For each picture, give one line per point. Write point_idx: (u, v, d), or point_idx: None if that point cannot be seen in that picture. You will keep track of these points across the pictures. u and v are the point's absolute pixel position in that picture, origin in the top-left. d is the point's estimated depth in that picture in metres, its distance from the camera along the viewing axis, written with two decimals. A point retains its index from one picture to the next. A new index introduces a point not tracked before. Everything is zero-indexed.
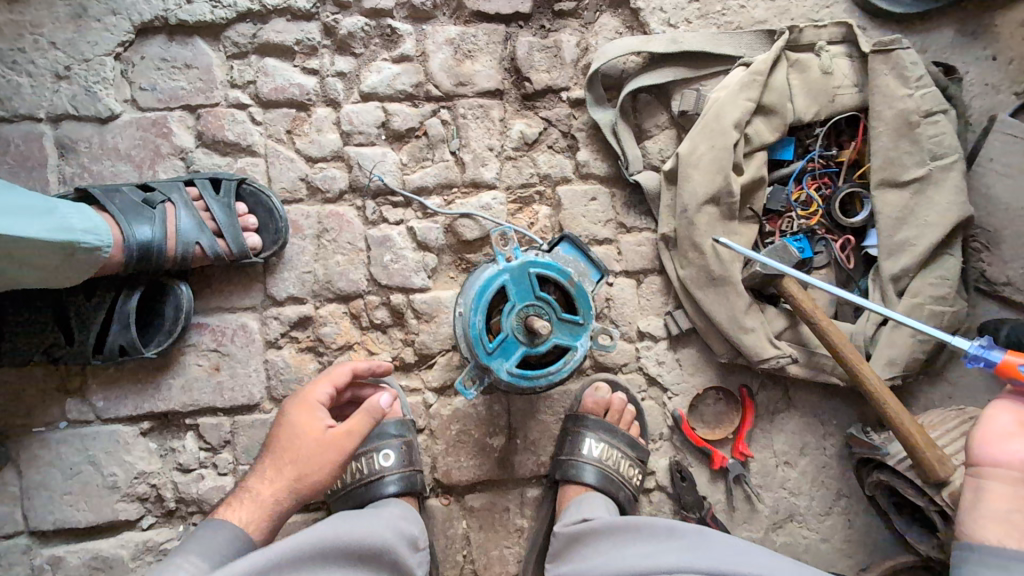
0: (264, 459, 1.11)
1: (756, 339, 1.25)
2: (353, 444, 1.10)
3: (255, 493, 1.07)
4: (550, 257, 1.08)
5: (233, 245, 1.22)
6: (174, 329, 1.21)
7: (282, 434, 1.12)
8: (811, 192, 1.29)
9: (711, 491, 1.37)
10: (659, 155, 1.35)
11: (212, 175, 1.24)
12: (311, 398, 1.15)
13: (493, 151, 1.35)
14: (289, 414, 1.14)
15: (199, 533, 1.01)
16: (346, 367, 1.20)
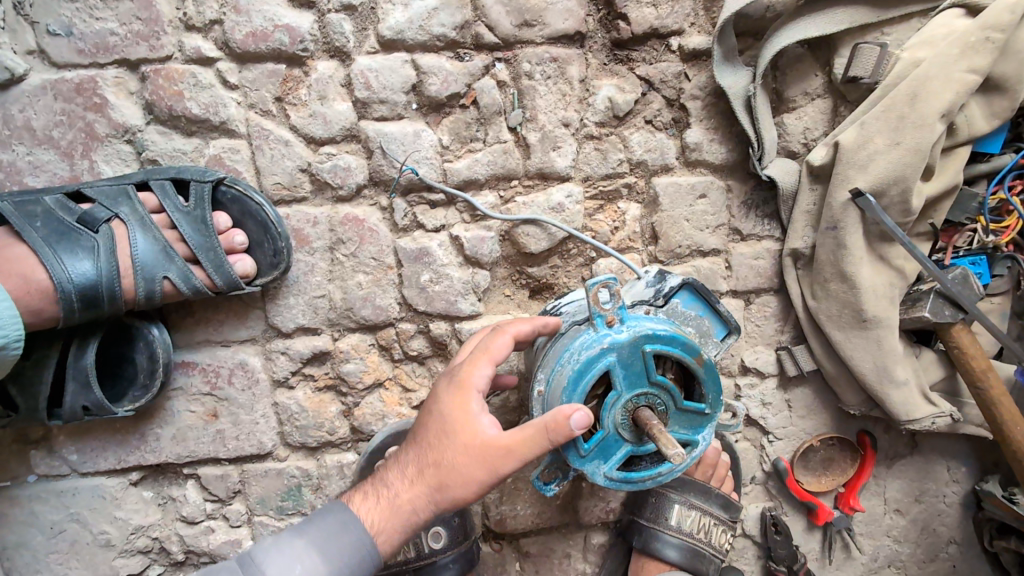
0: (409, 443, 0.81)
1: (905, 396, 0.94)
2: (511, 467, 0.73)
3: (392, 492, 0.78)
4: (670, 324, 0.78)
5: (215, 274, 0.88)
6: (152, 382, 0.92)
7: (429, 419, 0.79)
8: (1014, 198, 0.92)
9: (806, 540, 1.17)
10: (802, 136, 0.97)
11: (172, 173, 0.88)
12: (466, 379, 0.79)
13: (569, 128, 0.97)
14: (440, 396, 0.80)
15: (326, 514, 0.80)
16: (505, 339, 0.82)
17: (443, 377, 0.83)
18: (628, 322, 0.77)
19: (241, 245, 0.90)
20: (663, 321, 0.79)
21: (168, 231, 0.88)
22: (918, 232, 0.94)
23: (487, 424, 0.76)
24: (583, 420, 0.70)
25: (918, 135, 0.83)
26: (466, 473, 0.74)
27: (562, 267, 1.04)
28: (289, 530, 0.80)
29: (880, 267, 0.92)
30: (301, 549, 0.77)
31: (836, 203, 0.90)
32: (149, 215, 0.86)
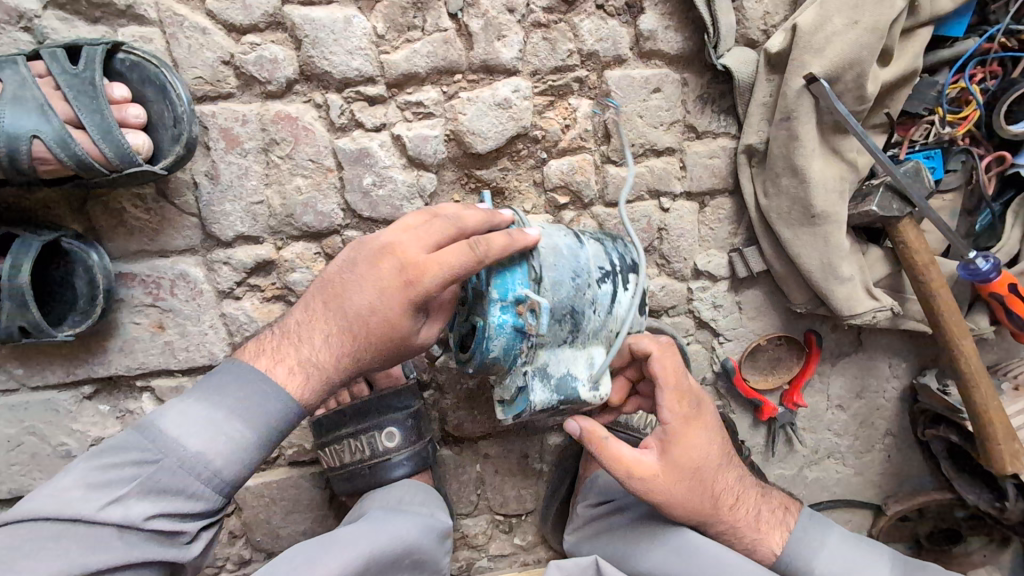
0: (336, 326, 0.76)
1: (848, 291, 0.95)
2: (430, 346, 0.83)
3: (312, 373, 0.77)
4: (512, 356, 0.77)
5: (100, 140, 0.77)
6: (93, 308, 0.90)
7: (370, 311, 0.74)
8: (975, 87, 0.90)
9: (751, 435, 1.22)
10: (762, 23, 0.91)
11: (66, 42, 0.79)
12: (420, 289, 0.74)
13: (514, 14, 0.90)
14: (387, 295, 0.74)
15: (245, 377, 0.76)
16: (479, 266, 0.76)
17: (392, 272, 0.73)
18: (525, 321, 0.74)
19: (136, 120, 0.80)
20: (496, 364, 0.77)
21: (49, 91, 0.77)
22: (874, 124, 0.91)
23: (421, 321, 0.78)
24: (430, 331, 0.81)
25: (876, 12, 0.80)
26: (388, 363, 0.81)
27: (512, 171, 1.01)
28: (199, 398, 0.75)
29: (832, 160, 0.90)
30: (215, 420, 0.73)
31: (791, 93, 0.86)
32: (30, 76, 0.76)
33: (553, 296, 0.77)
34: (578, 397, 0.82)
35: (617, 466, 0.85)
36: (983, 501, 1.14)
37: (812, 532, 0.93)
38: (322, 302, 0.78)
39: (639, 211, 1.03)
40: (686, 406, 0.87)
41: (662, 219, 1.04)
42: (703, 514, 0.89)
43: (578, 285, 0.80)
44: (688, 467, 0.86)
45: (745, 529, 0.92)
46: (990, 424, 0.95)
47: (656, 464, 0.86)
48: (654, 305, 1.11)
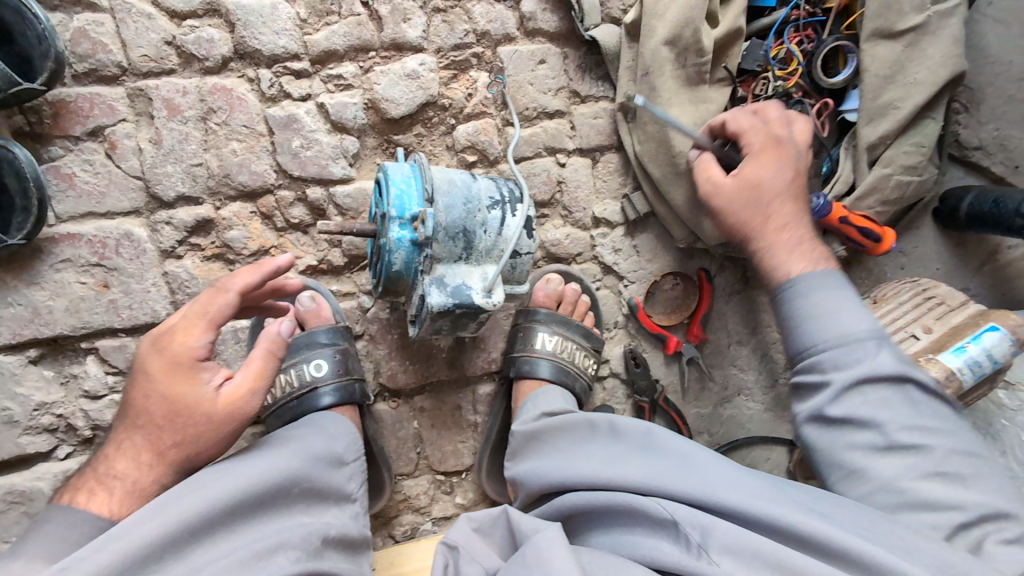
0: (129, 425, 0.85)
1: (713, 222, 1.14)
2: (253, 406, 0.89)
3: (126, 480, 0.82)
4: (409, 263, 0.90)
5: None
6: (28, 203, 0.97)
7: (148, 396, 0.84)
8: (793, 46, 1.11)
9: (664, 374, 1.34)
10: (620, 4, 1.12)
11: None
12: (180, 351, 0.85)
13: (416, 1, 1.09)
14: (152, 369, 0.85)
15: (47, 522, 0.77)
16: (227, 300, 0.87)
17: (149, 352, 0.86)
18: (416, 231, 0.88)
19: None
20: (402, 278, 0.92)
21: None
22: (718, 78, 1.11)
23: (212, 381, 0.87)
24: (292, 329, 0.92)
25: None
26: (208, 435, 0.85)
27: (426, 136, 1.15)
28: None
29: (687, 106, 1.09)
30: (30, 565, 0.72)
31: (645, 52, 1.05)
32: None
33: (444, 217, 0.91)
34: (472, 303, 0.92)
35: (704, 178, 1.04)
36: None
37: (827, 302, 0.92)
38: (119, 422, 0.87)
39: (538, 166, 1.19)
40: (767, 138, 1.00)
41: (559, 173, 1.20)
42: (749, 229, 0.99)
43: (469, 210, 0.93)
44: (749, 179, 0.99)
45: (778, 254, 0.98)
46: None
47: (734, 179, 1.00)
48: (563, 253, 1.25)
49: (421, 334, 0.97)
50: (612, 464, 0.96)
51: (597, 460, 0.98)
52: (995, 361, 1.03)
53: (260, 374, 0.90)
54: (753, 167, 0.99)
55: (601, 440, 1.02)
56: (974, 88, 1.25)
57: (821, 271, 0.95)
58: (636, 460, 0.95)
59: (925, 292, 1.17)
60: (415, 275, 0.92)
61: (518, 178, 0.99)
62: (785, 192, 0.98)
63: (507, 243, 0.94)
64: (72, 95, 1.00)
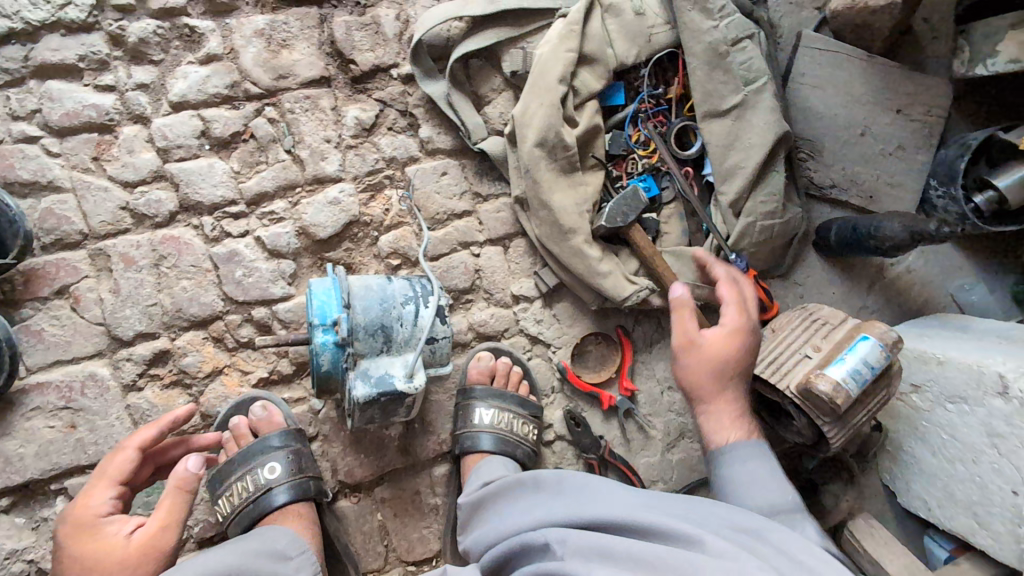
0: None
1: (613, 282, 1.29)
2: (167, 540, 1.02)
3: None
4: (334, 364, 1.04)
5: None
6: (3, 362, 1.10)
7: (71, 558, 1.00)
8: (648, 131, 1.33)
9: (607, 429, 1.43)
10: (500, 119, 1.35)
11: None
12: (96, 510, 1.03)
13: (330, 143, 1.31)
14: (73, 533, 1.02)
15: None
16: (127, 454, 1.07)
17: (69, 522, 1.03)
18: (337, 337, 1.02)
19: None
20: (332, 376, 1.05)
21: None
22: (591, 165, 1.32)
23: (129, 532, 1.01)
24: (195, 462, 1.06)
25: (550, 95, 1.23)
26: None
27: (354, 249, 1.33)
28: None
29: (568, 192, 1.27)
30: None
31: (524, 154, 1.26)
32: None
33: (363, 317, 1.05)
34: (395, 389, 1.03)
35: (679, 336, 1.22)
36: (794, 434, 1.31)
37: (751, 477, 1.11)
38: None
39: (456, 260, 1.36)
40: (742, 313, 1.21)
41: (475, 262, 1.38)
42: (703, 389, 1.19)
43: (385, 308, 1.07)
44: (717, 350, 1.19)
45: (720, 415, 1.18)
46: None
47: (704, 342, 1.19)
48: (492, 331, 1.39)
49: (358, 425, 1.09)
50: (532, 514, 1.05)
51: (521, 515, 1.07)
52: (872, 366, 1.15)
53: (172, 509, 1.04)
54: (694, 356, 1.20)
55: (525, 494, 1.12)
56: (812, 140, 1.49)
57: (750, 443, 1.16)
58: (545, 508, 1.05)
59: (810, 315, 1.31)
60: (342, 373, 1.05)
61: (428, 275, 1.15)
62: (738, 370, 1.19)
63: (423, 331, 1.08)
64: (41, 263, 1.17)
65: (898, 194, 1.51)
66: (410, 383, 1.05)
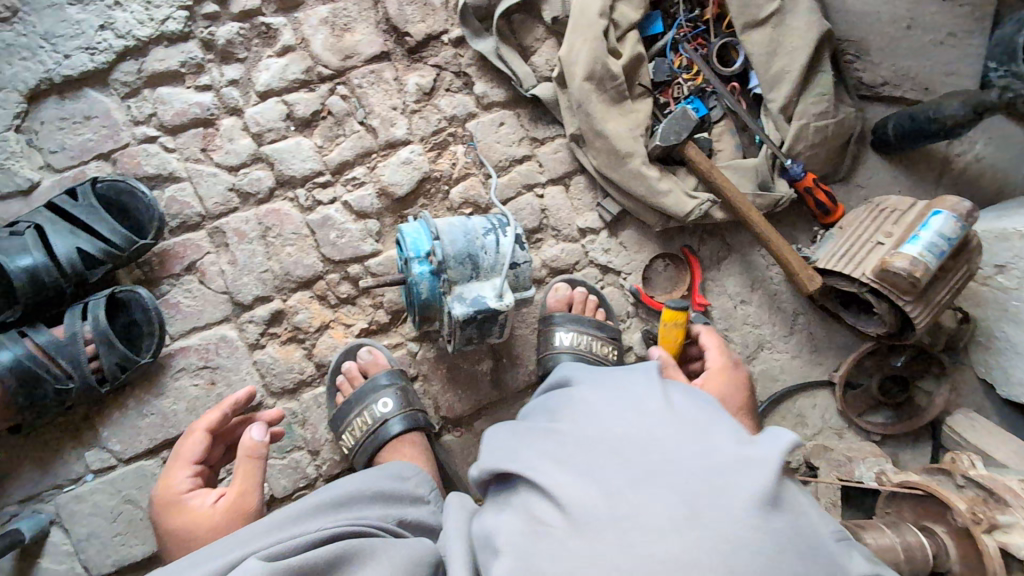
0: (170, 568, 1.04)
1: (674, 199, 1.35)
2: (252, 501, 1.07)
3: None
4: (432, 290, 1.15)
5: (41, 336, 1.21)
6: (153, 329, 1.28)
7: (170, 540, 1.05)
8: (689, 54, 1.39)
9: None
10: (547, 66, 1.45)
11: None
12: (177, 491, 1.09)
13: (397, 109, 1.44)
14: (163, 517, 1.07)
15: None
16: (198, 434, 1.16)
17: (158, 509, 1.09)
18: (432, 266, 1.14)
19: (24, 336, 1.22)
20: (431, 303, 1.16)
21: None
22: (639, 93, 1.38)
23: (207, 502, 1.06)
24: (263, 431, 1.11)
25: (594, 29, 1.31)
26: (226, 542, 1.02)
27: (429, 204, 1.45)
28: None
29: (622, 120, 1.35)
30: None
31: (575, 90, 1.33)
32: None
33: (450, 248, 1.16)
34: (489, 307, 1.14)
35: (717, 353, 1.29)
36: (874, 326, 1.33)
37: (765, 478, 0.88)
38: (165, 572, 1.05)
39: (522, 202, 1.46)
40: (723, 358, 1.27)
41: (541, 203, 1.47)
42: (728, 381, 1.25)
43: (469, 239, 1.18)
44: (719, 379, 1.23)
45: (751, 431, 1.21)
46: (791, 263, 1.35)
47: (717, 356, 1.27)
48: (564, 265, 1.48)
49: (458, 346, 1.20)
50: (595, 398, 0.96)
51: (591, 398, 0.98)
52: (948, 237, 1.16)
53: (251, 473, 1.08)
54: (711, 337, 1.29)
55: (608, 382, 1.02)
56: (857, 40, 1.49)
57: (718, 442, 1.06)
58: None
59: (877, 206, 1.33)
60: (440, 299, 1.17)
61: (502, 209, 1.25)
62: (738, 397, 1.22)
63: (505, 253, 1.18)
64: (171, 245, 1.36)
65: (958, 80, 1.49)
66: (501, 301, 1.15)
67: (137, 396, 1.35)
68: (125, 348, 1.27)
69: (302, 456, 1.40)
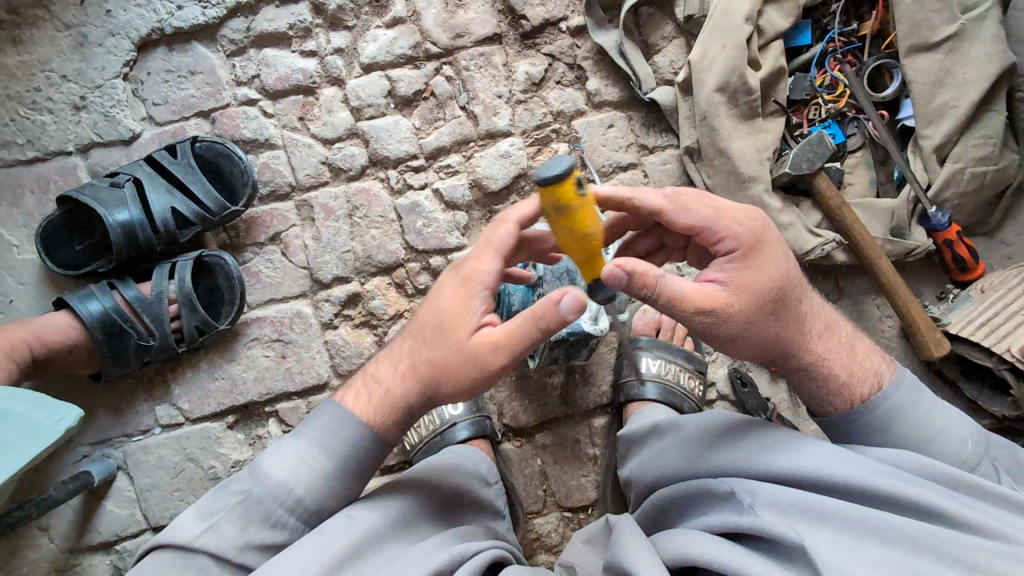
0: (402, 341, 0.90)
1: (795, 235, 1.22)
2: (500, 357, 0.81)
3: (370, 390, 0.87)
4: None
5: (128, 292, 1.21)
6: (235, 296, 1.27)
7: (428, 312, 0.87)
8: (837, 73, 1.24)
9: (773, 391, 1.39)
10: (671, 68, 1.32)
11: (61, 269, 1.20)
12: (478, 281, 0.85)
13: (502, 98, 1.35)
14: (443, 291, 0.86)
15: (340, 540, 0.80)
16: (507, 227, 0.86)
17: (450, 287, 0.86)
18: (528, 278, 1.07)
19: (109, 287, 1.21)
20: None
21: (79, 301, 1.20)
22: (772, 111, 1.25)
23: (478, 321, 0.84)
24: (575, 300, 0.76)
25: (736, 35, 1.18)
26: (450, 366, 0.83)
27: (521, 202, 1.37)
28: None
29: (749, 140, 1.23)
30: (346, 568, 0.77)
31: (701, 100, 1.21)
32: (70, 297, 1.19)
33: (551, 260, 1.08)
34: (582, 330, 1.07)
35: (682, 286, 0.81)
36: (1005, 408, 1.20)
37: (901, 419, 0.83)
38: (405, 329, 0.91)
39: None
40: (674, 195, 0.86)
41: None
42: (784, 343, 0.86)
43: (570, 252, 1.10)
44: (755, 292, 0.83)
45: (837, 367, 0.88)
46: (919, 323, 1.21)
47: (728, 291, 0.83)
48: None
49: (541, 363, 1.14)
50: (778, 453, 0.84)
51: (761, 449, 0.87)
52: None
53: (514, 332, 0.80)
54: (682, 211, 0.86)
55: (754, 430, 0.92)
56: None
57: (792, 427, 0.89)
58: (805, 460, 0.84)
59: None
60: None
61: (606, 222, 1.16)
62: (795, 291, 0.86)
63: None
64: (259, 213, 1.33)
65: None
66: (596, 325, 1.08)
67: (210, 359, 1.35)
68: (206, 312, 1.26)
69: None
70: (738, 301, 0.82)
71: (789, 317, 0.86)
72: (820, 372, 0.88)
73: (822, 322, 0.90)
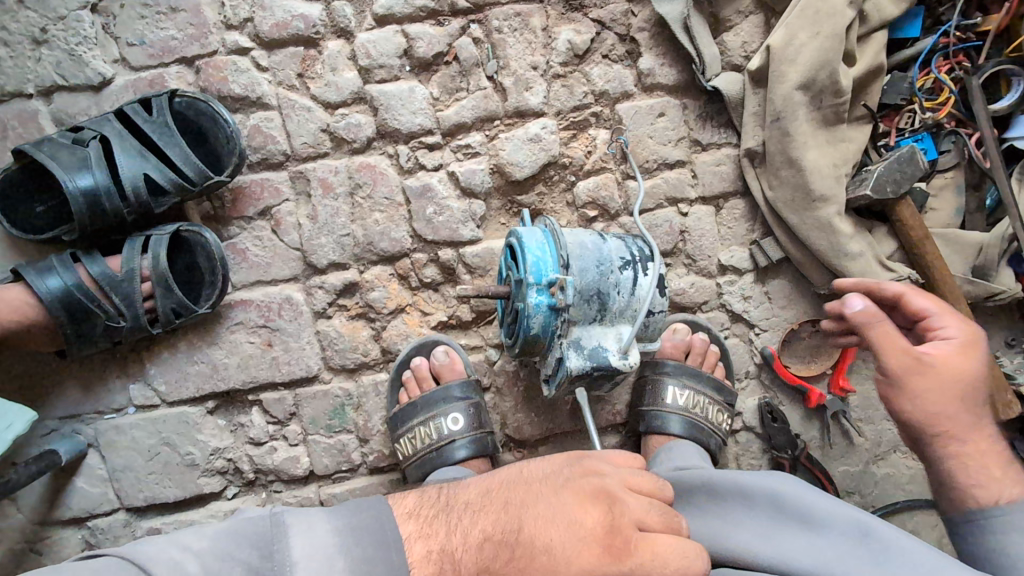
0: (479, 511, 0.74)
1: (862, 265, 1.06)
2: None
3: (455, 547, 0.69)
4: (544, 324, 0.93)
5: (93, 268, 1.07)
6: (216, 279, 1.12)
7: (524, 489, 0.75)
8: (942, 75, 1.05)
9: (805, 428, 1.25)
10: (741, 50, 1.13)
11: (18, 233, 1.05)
12: (596, 514, 0.71)
13: (537, 70, 1.15)
14: (543, 484, 0.75)
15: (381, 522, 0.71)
16: (642, 505, 0.74)
17: (553, 474, 0.77)
18: (552, 298, 0.91)
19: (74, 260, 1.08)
20: (539, 340, 0.94)
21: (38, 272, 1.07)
22: (857, 116, 1.07)
23: (577, 523, 0.70)
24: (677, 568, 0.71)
25: (833, 22, 1.01)
26: (537, 569, 0.68)
27: (547, 194, 1.19)
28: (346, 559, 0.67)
29: (825, 150, 1.05)
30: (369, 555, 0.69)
31: (777, 98, 1.05)
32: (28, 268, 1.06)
33: (580, 279, 0.92)
34: (608, 365, 0.93)
35: (896, 344, 0.89)
36: None
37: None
38: (486, 491, 0.77)
39: (660, 217, 1.18)
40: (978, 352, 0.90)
41: (682, 222, 1.18)
42: (943, 421, 0.87)
43: (602, 272, 0.93)
44: (949, 373, 0.88)
45: (977, 460, 0.87)
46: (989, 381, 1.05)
47: (937, 361, 0.88)
48: (689, 301, 1.22)
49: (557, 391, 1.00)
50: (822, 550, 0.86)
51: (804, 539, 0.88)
52: None
53: (639, 563, 0.69)
54: (923, 297, 0.95)
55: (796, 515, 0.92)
56: None
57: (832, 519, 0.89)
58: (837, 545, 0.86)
59: None
60: (551, 335, 0.94)
61: (647, 236, 0.99)
62: (987, 385, 0.89)
63: (644, 298, 0.93)
64: (247, 182, 1.16)
65: None
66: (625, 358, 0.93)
67: (189, 341, 1.21)
68: (183, 294, 1.12)
69: (350, 441, 1.25)
70: (944, 369, 0.88)
71: (974, 405, 0.88)
72: (948, 467, 0.88)
73: (993, 430, 0.89)
